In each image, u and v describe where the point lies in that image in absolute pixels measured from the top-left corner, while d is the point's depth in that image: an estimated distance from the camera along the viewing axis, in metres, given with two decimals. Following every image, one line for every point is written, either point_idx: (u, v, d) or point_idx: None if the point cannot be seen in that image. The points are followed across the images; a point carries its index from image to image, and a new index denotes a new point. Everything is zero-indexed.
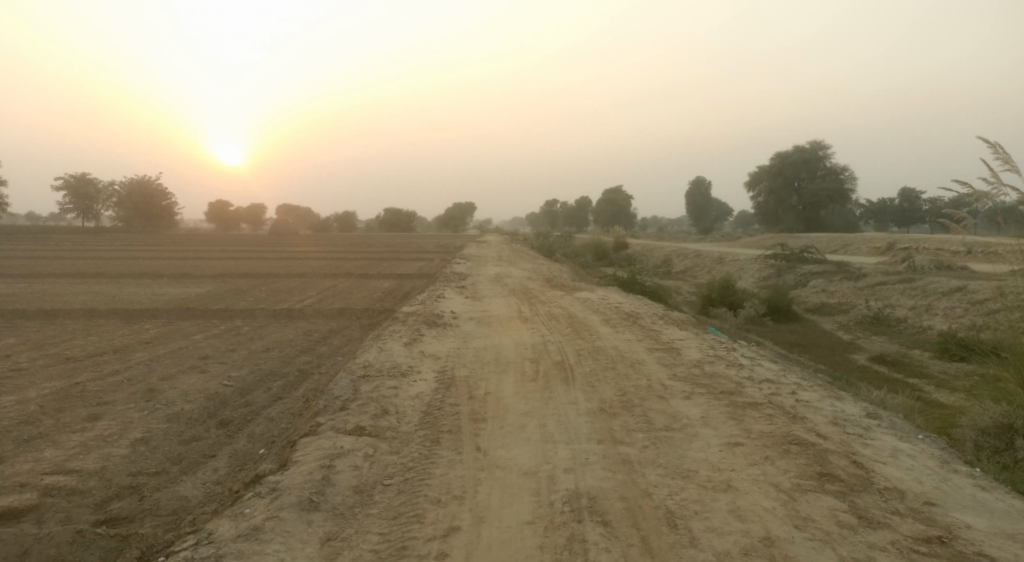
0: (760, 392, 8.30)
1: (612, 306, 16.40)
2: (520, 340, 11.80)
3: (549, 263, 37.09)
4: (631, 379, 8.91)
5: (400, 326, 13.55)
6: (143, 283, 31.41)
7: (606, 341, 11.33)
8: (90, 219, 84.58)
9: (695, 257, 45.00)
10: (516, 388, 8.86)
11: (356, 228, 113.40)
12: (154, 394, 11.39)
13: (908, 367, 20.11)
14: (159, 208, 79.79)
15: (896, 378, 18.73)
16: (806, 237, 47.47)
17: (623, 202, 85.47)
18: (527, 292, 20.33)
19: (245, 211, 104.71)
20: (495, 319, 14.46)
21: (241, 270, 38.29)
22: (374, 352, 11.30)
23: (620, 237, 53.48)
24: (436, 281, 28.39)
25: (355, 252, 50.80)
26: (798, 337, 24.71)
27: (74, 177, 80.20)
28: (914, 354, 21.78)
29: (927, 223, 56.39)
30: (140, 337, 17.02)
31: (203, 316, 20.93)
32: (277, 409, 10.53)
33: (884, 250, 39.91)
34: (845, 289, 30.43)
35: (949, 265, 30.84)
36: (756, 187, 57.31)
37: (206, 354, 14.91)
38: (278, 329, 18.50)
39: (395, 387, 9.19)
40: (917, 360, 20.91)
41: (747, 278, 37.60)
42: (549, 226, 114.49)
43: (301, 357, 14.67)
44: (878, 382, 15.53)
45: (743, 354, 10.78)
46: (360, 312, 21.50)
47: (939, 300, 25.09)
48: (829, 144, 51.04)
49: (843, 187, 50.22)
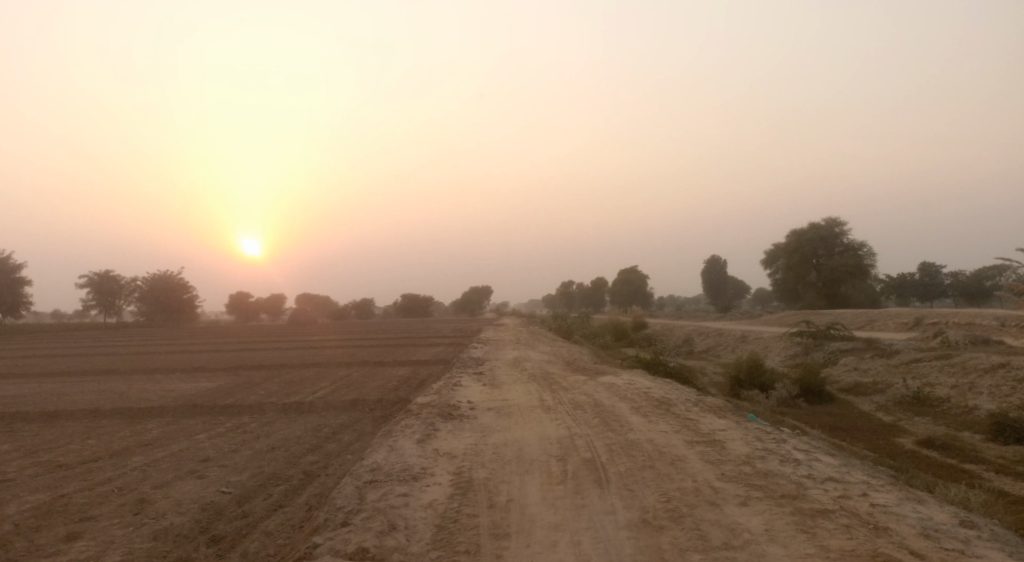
0: (828, 496, 7.18)
1: (640, 391, 15.28)
2: (544, 434, 10.70)
3: (568, 346, 36.04)
4: (675, 480, 7.80)
5: (414, 420, 12.49)
6: (154, 379, 30.61)
7: (639, 433, 10.22)
8: (111, 315, 84.99)
9: (717, 336, 43.72)
10: (543, 494, 7.75)
11: (373, 315, 113.34)
12: (144, 505, 10.36)
13: (959, 451, 18.55)
14: (180, 301, 80.06)
15: (950, 464, 17.26)
16: (829, 314, 46.20)
17: (639, 281, 84.66)
18: (548, 377, 19.22)
19: (264, 301, 105.03)
20: (515, 409, 13.39)
21: (255, 362, 37.46)
22: (385, 452, 10.24)
23: (639, 317, 52.43)
24: (453, 367, 27.33)
25: (371, 340, 49.93)
26: (836, 420, 23.22)
27: (98, 274, 81.01)
28: (963, 436, 20.25)
29: (951, 298, 55.02)
30: (141, 439, 16.03)
31: (210, 412, 19.96)
32: (275, 521, 9.44)
33: (912, 325, 38.54)
34: (879, 367, 28.99)
35: (986, 340, 29.48)
36: (773, 266, 56.68)
37: (207, 456, 13.87)
38: (286, 425, 17.44)
39: (406, 494, 8.11)
40: (968, 442, 19.41)
41: (773, 357, 36.18)
42: (566, 308, 113.81)
43: (309, 456, 13.58)
44: (935, 470, 14.18)
45: (794, 447, 9.63)
46: (373, 403, 20.47)
47: (982, 377, 23.69)
48: (845, 221, 50.55)
49: (863, 263, 49.34)
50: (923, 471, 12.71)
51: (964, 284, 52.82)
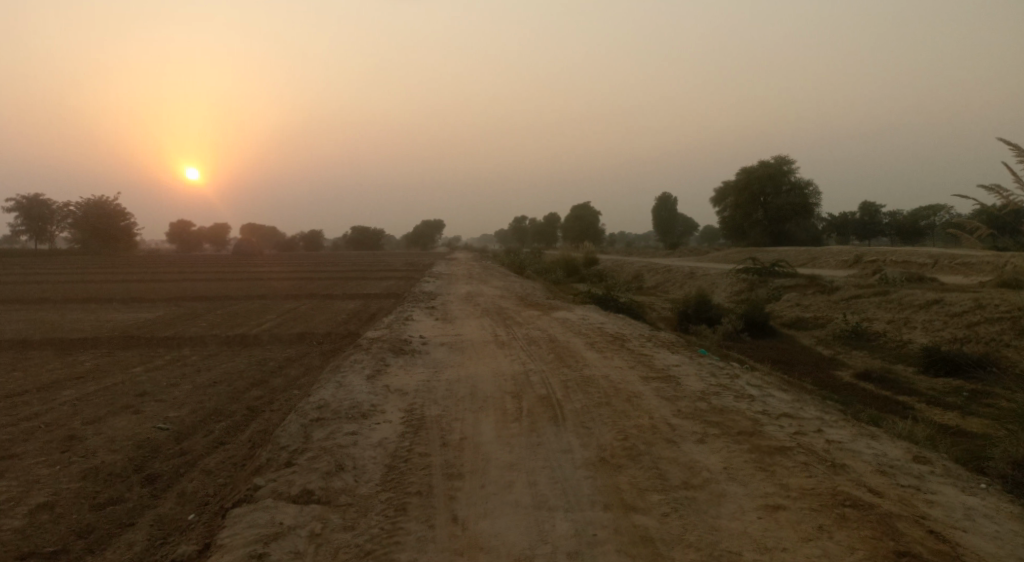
0: (785, 432, 7.10)
1: (593, 327, 15.14)
2: (498, 370, 10.45)
3: (520, 280, 35.90)
4: (631, 417, 7.63)
5: (363, 355, 12.10)
6: (90, 309, 29.41)
7: (593, 370, 10.04)
8: (44, 241, 81.43)
9: (666, 271, 44.14)
10: (497, 432, 7.50)
11: (322, 247, 111.37)
12: (74, 443, 9.83)
13: (894, 384, 19.14)
14: (118, 229, 77.04)
15: (885, 395, 17.77)
16: (774, 251, 46.99)
17: (590, 216, 84.74)
18: (500, 312, 18.99)
19: (207, 231, 101.97)
20: (467, 344, 13.09)
21: (198, 293, 36.35)
22: (332, 388, 9.86)
23: (590, 253, 52.55)
24: (403, 301, 26.90)
25: (319, 272, 48.94)
26: (779, 354, 23.72)
27: (26, 197, 76.92)
28: (898, 368, 20.88)
29: (888, 237, 56.47)
30: (73, 372, 15.30)
31: (149, 344, 19.23)
32: (216, 459, 9.05)
33: (853, 262, 39.46)
34: (820, 303, 29.65)
35: (920, 277, 30.33)
36: (721, 203, 57.13)
37: (144, 390, 13.29)
38: (229, 359, 16.87)
39: (355, 433, 7.78)
40: (903, 375, 20.00)
41: (720, 292, 36.72)
42: (516, 242, 113.73)
43: (253, 391, 13.13)
44: (873, 403, 14.53)
45: (748, 383, 9.59)
46: (320, 337, 19.99)
47: (917, 312, 24.36)
48: (793, 159, 50.87)
49: (808, 201, 49.98)
50: (865, 403, 12.94)
51: (901, 224, 54.18)
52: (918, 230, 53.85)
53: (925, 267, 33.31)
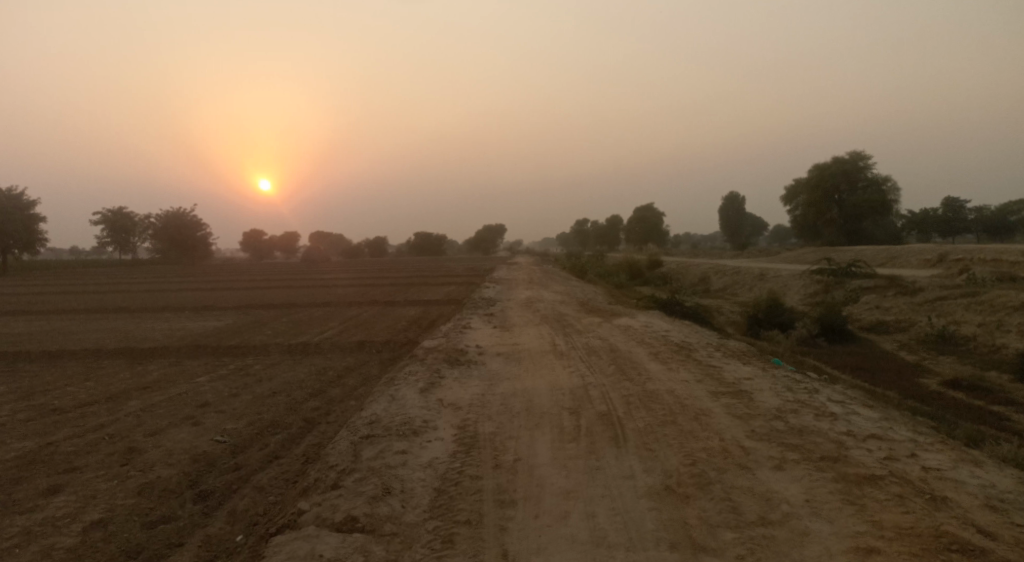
0: (874, 457, 6.41)
1: (657, 335, 14.49)
2: (556, 383, 9.96)
3: (583, 285, 35.23)
4: (700, 438, 7.05)
5: (418, 366, 11.79)
6: (163, 318, 30.20)
7: (658, 384, 9.46)
8: (126, 252, 85.03)
9: (734, 274, 42.73)
10: (553, 453, 7.02)
11: (387, 253, 112.95)
12: (133, 455, 9.82)
13: (987, 393, 17.77)
14: (194, 239, 79.75)
15: (978, 405, 16.49)
16: (849, 251, 44.93)
17: (655, 218, 83.21)
18: (561, 319, 18.48)
19: (278, 239, 104.68)
20: (526, 354, 12.65)
21: (266, 300, 37.03)
22: (385, 403, 9.56)
23: (655, 255, 51.43)
24: (464, 307, 26.64)
25: (383, 278, 49.33)
26: (857, 361, 22.42)
27: (111, 212, 80.70)
28: (990, 376, 19.42)
29: (973, 234, 53.41)
30: (140, 381, 15.52)
31: (215, 353, 19.47)
32: (268, 475, 8.85)
33: (935, 261, 37.32)
34: (901, 306, 28.04)
35: (1012, 277, 28.37)
36: (792, 202, 55.12)
37: (205, 401, 13.33)
38: (290, 368, 16.85)
39: (405, 452, 7.43)
40: (997, 383, 18.58)
41: (791, 295, 35.23)
42: (579, 246, 112.80)
43: (310, 402, 12.99)
44: (966, 414, 13.42)
45: (827, 398, 8.86)
46: (381, 345, 19.88)
47: (1010, 315, 22.71)
48: (869, 154, 48.68)
49: (887, 197, 47.63)
50: (958, 417, 11.93)
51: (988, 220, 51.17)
52: (1006, 226, 50.74)
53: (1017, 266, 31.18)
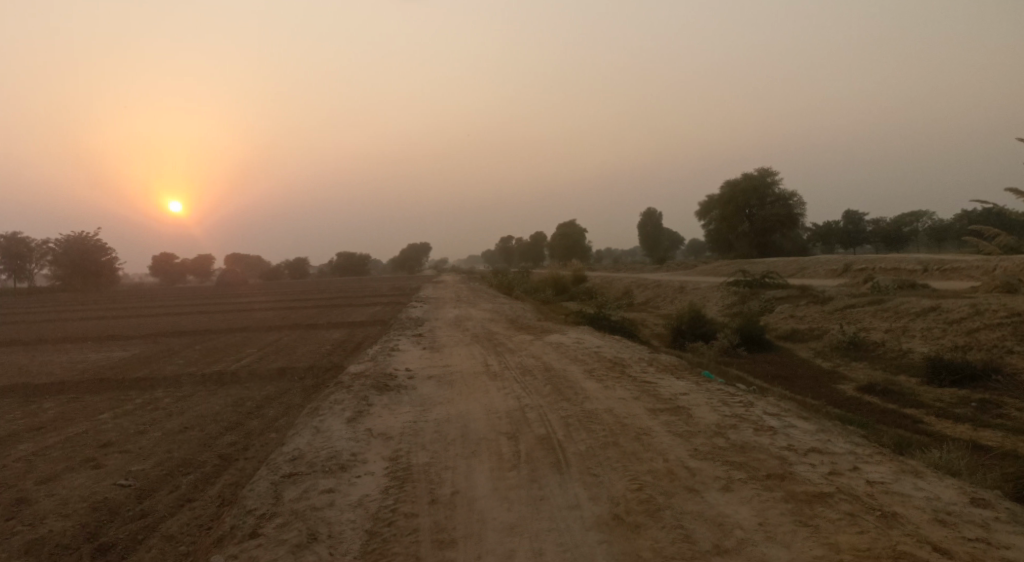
0: (819, 473, 6.29)
1: (589, 351, 14.31)
2: (491, 407, 9.57)
3: (509, 302, 35.01)
4: (644, 460, 6.79)
5: (344, 394, 11.18)
6: (64, 350, 28.24)
7: (596, 403, 9.20)
8: (23, 280, 79.85)
9: (656, 287, 43.42)
10: (493, 484, 6.63)
11: (307, 275, 110.17)
12: (24, 508, 8.89)
13: (900, 396, 18.39)
14: (99, 265, 75.64)
15: (892, 409, 17.01)
16: (762, 263, 46.40)
17: (576, 234, 84.15)
18: (490, 338, 18.09)
19: (191, 263, 100.51)
20: (456, 377, 12.21)
21: (178, 327, 35.20)
22: (308, 435, 8.94)
23: (578, 271, 51.81)
24: (389, 329, 25.93)
25: (303, 300, 47.84)
26: (777, 369, 22.93)
27: (6, 236, 75.60)
28: (901, 379, 20.16)
29: (873, 245, 56.18)
30: (35, 421, 14.26)
31: (121, 387, 18.20)
32: (179, 521, 8.12)
33: (842, 271, 38.90)
34: (815, 314, 28.97)
35: (913, 284, 29.77)
36: (707, 217, 56.73)
37: (109, 440, 12.31)
38: (204, 400, 15.84)
39: (332, 490, 6.90)
40: (907, 386, 19.27)
41: (711, 306, 35.98)
42: (503, 263, 113.02)
43: (227, 436, 12.17)
44: (884, 418, 13.74)
45: (764, 411, 8.79)
46: (302, 371, 19.03)
47: (914, 320, 23.72)
48: (776, 171, 50.64)
49: (794, 212, 49.54)
50: (880, 422, 12.15)
51: (886, 231, 53.90)
52: (902, 236, 53.60)
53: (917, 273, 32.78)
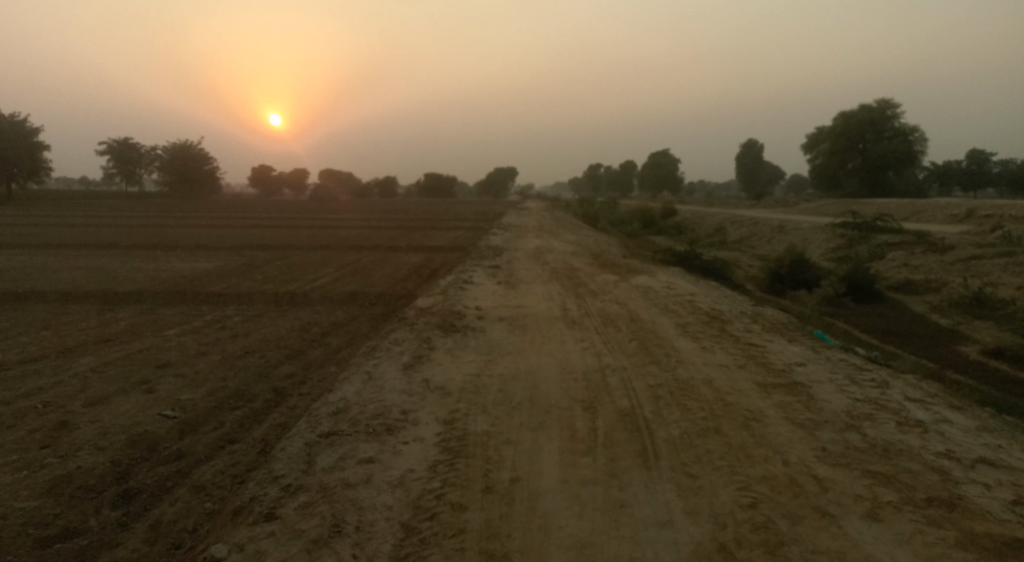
0: (1001, 503, 4.76)
1: (680, 300, 12.74)
2: (566, 364, 8.26)
3: (596, 233, 33.24)
4: (758, 459, 5.36)
5: (406, 333, 10.12)
6: (153, 257, 28.56)
7: (692, 370, 7.76)
8: (133, 184, 83.15)
9: (752, 225, 40.53)
10: (563, 473, 5.38)
11: (396, 193, 110.74)
12: (61, 432, 8.27)
13: None
14: (201, 173, 77.78)
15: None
16: (871, 203, 42.52)
17: (671, 166, 80.27)
18: (571, 276, 16.64)
19: (286, 176, 102.31)
20: (531, 321, 10.93)
21: (264, 241, 35.30)
22: (359, 382, 7.90)
23: (670, 204, 49.19)
24: (469, 256, 24.82)
25: (388, 220, 47.42)
26: (888, 324, 20.54)
27: (117, 141, 78.36)
28: None
29: (997, 189, 50.84)
30: (102, 333, 13.89)
31: (195, 301, 17.87)
32: (212, 468, 7.28)
33: (963, 217, 35.04)
34: (931, 264, 26.02)
35: None
36: (813, 150, 52.47)
37: (167, 360, 11.75)
38: (270, 322, 15.18)
39: (372, 460, 5.80)
40: None
41: (813, 249, 33.10)
42: (591, 191, 110.31)
43: (285, 367, 11.33)
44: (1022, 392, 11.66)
45: (903, 395, 7.13)
46: (374, 297, 18.24)
47: None
48: (897, 102, 45.83)
49: (913, 148, 44.91)
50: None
51: (1014, 175, 48.52)
52: None
53: None
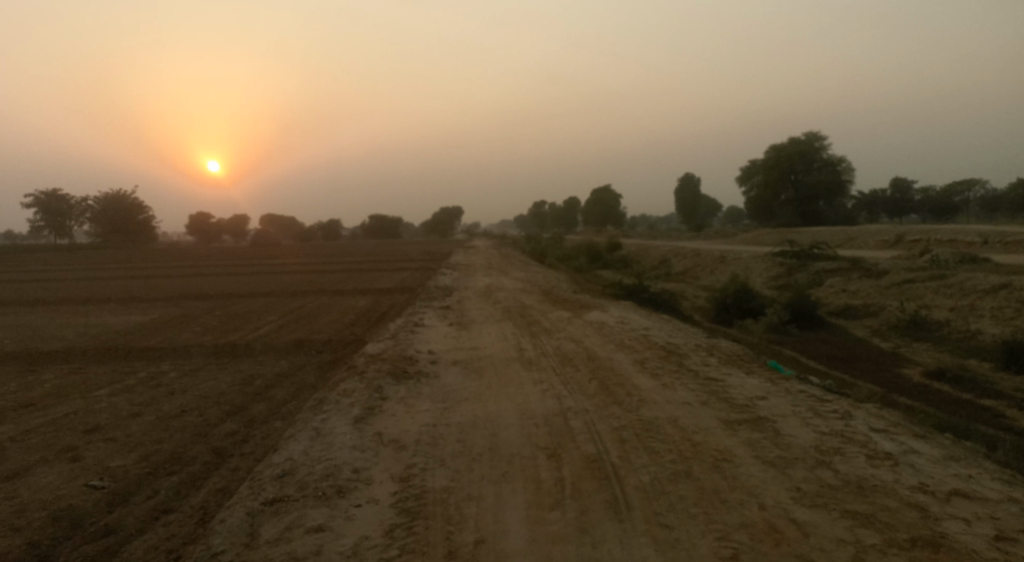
0: (984, 540, 4.60)
1: (634, 335, 12.57)
2: (526, 409, 7.94)
3: (543, 270, 33.19)
4: (733, 504, 5.10)
5: (355, 383, 9.65)
6: (83, 312, 27.23)
7: (655, 409, 7.52)
8: (63, 236, 80.00)
9: (695, 256, 41.15)
10: (531, 532, 5.03)
11: (340, 236, 109.40)
12: None
13: (975, 383, 16.32)
14: (136, 223, 75.40)
15: (966, 398, 15.01)
16: (807, 232, 43.69)
17: (612, 201, 81.50)
18: (522, 314, 16.37)
19: (225, 222, 100.08)
20: (485, 363, 10.59)
21: (202, 290, 34.12)
22: (306, 439, 7.41)
23: (614, 238, 49.70)
24: (416, 298, 24.36)
25: (332, 264, 46.54)
26: (833, 350, 20.84)
27: (45, 193, 75.49)
28: (971, 363, 18.06)
29: (921, 214, 52.99)
30: (24, 398, 12.95)
31: (128, 357, 16.95)
32: (145, 544, 6.67)
33: (893, 242, 36.27)
34: (868, 289, 26.69)
35: (976, 256, 27.27)
36: (748, 182, 53.91)
37: (97, 423, 10.96)
38: (210, 376, 14.45)
39: (322, 528, 5.35)
40: (980, 371, 17.17)
41: (755, 277, 33.69)
42: (535, 228, 111.06)
43: (226, 424, 10.70)
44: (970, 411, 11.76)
45: (869, 425, 7.02)
46: (320, 344, 17.62)
47: (982, 298, 21.48)
48: (824, 134, 47.55)
49: (842, 178, 46.52)
50: (974, 421, 10.25)
51: (935, 200, 50.69)
52: (951, 206, 50.30)
53: (978, 245, 30.19)
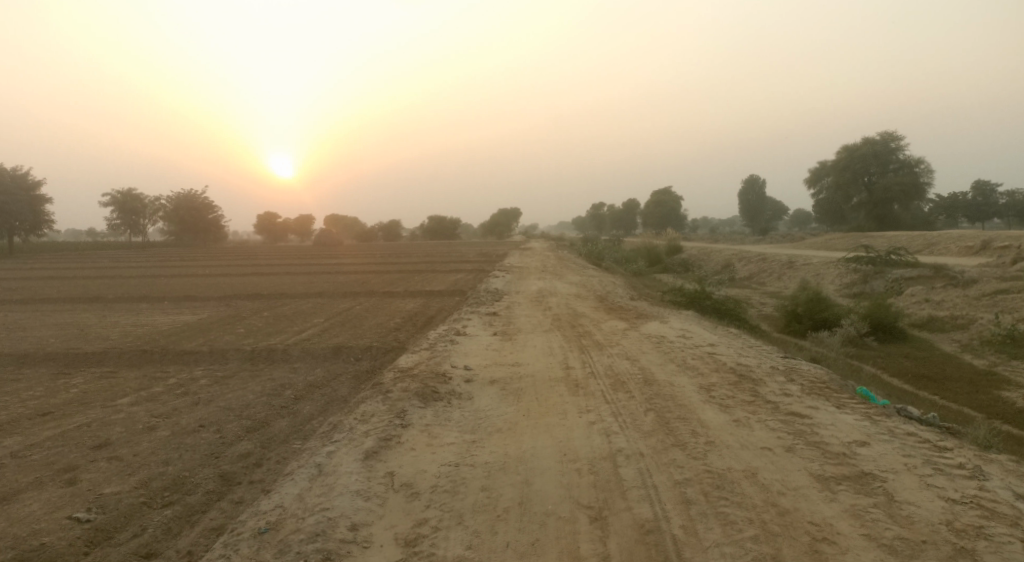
0: None
1: (697, 353, 10.99)
2: (568, 448, 6.59)
3: (602, 273, 31.70)
4: None
5: (377, 405, 8.44)
6: (136, 311, 26.96)
7: (729, 458, 6.06)
8: (137, 235, 82.07)
9: (761, 260, 38.85)
10: None
11: (401, 236, 109.64)
12: None
13: None
14: (205, 222, 76.65)
15: None
16: (882, 237, 40.74)
17: (672, 203, 78.98)
18: (573, 324, 14.95)
19: (292, 222, 101.38)
20: (525, 385, 9.21)
21: (256, 290, 33.76)
22: (306, 479, 6.25)
23: (676, 240, 47.66)
24: (466, 302, 23.23)
25: (388, 264, 45.90)
26: (917, 366, 18.70)
27: (121, 192, 77.27)
28: None
29: (1005, 219, 49.11)
30: (43, 405, 12.21)
31: (163, 361, 16.22)
32: None
33: (979, 249, 33.34)
34: (955, 299, 24.23)
35: None
36: (818, 185, 50.96)
37: (106, 437, 10.04)
38: (240, 385, 13.52)
39: None
40: None
41: (827, 284, 31.37)
42: (595, 230, 109.12)
43: (242, 442, 9.61)
44: None
45: (1012, 490, 5.43)
46: (359, 351, 16.63)
47: None
48: (901, 134, 44.30)
49: (920, 181, 43.22)
50: None
51: (1023, 205, 46.85)
52: None
53: None
